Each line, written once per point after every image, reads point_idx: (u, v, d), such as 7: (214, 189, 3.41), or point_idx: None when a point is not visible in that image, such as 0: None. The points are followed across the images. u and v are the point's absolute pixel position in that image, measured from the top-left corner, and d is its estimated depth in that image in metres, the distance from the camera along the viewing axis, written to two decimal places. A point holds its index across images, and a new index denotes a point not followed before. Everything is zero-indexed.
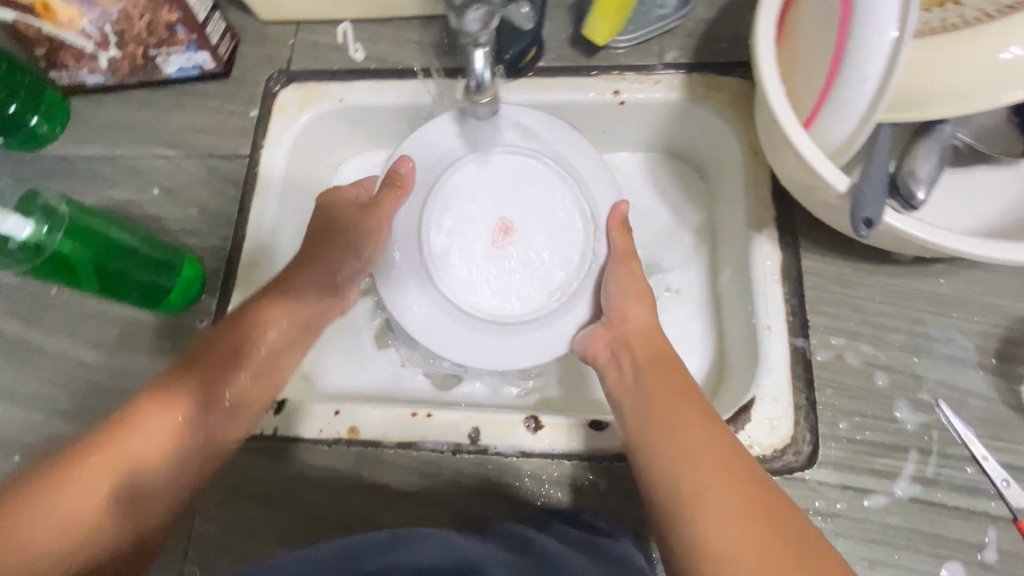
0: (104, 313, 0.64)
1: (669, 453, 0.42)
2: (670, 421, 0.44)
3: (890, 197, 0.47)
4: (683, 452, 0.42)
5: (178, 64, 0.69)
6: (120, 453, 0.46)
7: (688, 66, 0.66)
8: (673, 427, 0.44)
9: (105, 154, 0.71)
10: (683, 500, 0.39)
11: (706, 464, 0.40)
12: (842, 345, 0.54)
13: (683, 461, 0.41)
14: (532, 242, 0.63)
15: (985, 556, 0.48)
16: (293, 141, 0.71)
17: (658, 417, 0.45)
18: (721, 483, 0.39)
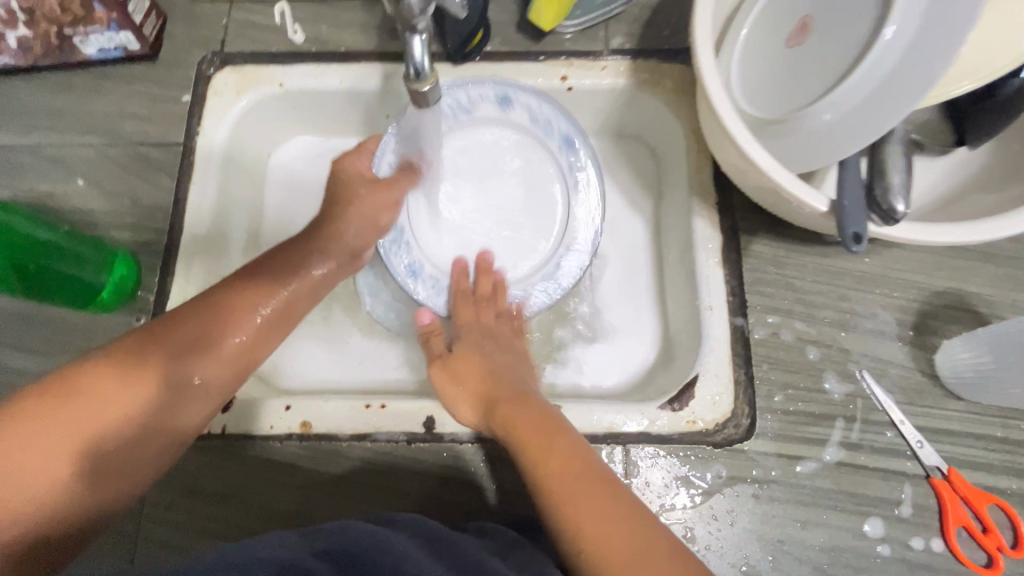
0: (31, 314, 0.60)
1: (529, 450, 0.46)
2: (535, 422, 0.48)
3: (870, 212, 0.46)
4: (551, 446, 0.45)
5: (98, 44, 0.64)
6: (73, 433, 0.42)
7: (632, 51, 0.67)
8: (538, 425, 0.48)
9: (21, 141, 0.66)
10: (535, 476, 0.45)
11: (568, 453, 0.44)
12: (778, 323, 0.57)
13: (563, 453, 0.45)
14: (827, 48, 0.49)
15: (902, 511, 0.52)
16: (229, 125, 0.67)
17: (517, 424, 0.49)
18: (583, 466, 0.43)
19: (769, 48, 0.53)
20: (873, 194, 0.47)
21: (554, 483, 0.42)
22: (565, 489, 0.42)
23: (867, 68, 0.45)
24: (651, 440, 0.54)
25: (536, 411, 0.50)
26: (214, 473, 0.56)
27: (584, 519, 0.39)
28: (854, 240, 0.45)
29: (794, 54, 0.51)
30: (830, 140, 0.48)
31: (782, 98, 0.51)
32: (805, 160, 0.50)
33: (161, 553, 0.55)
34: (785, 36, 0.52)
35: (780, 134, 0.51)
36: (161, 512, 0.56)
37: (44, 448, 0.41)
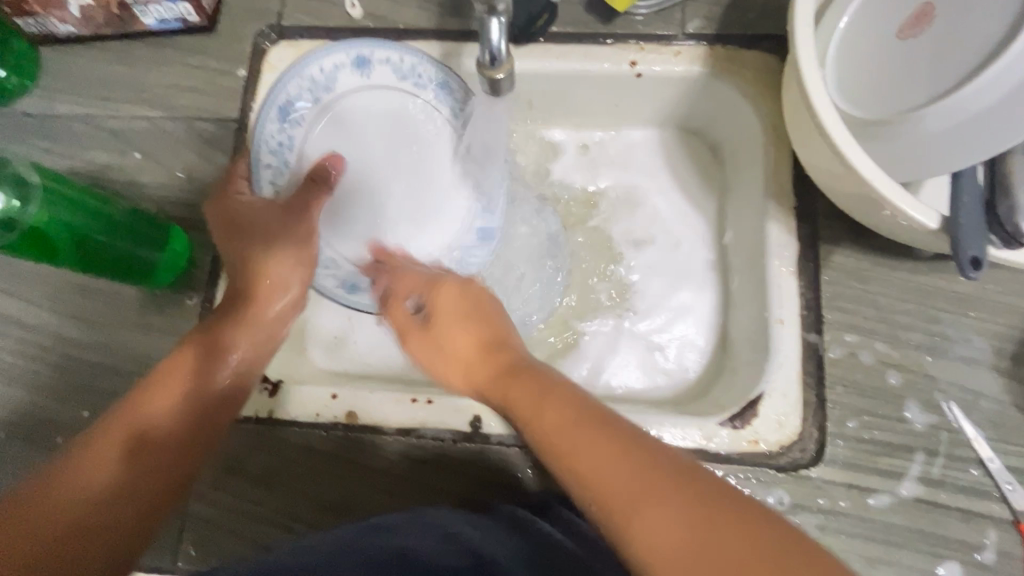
0: (87, 287, 0.61)
1: (567, 457, 0.38)
2: (552, 429, 0.39)
3: (990, 232, 0.43)
4: (582, 441, 0.37)
5: (157, 15, 0.63)
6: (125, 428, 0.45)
7: (710, 37, 0.62)
8: (550, 428, 0.40)
9: (80, 112, 0.66)
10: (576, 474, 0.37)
11: (614, 443, 0.36)
12: (856, 342, 0.53)
13: (594, 450, 0.37)
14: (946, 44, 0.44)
15: (983, 556, 0.48)
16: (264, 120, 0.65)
17: (537, 427, 0.41)
18: (624, 464, 0.35)
19: (875, 40, 0.47)
20: (994, 211, 0.43)
21: (602, 491, 0.35)
22: (614, 496, 0.34)
23: (998, 72, 0.41)
24: (710, 459, 0.51)
25: (547, 408, 0.41)
26: (259, 457, 0.56)
27: (643, 528, 0.33)
28: (970, 266, 0.41)
29: (904, 49, 0.46)
30: (939, 149, 0.44)
31: (886, 96, 0.46)
32: (902, 169, 0.47)
33: (206, 531, 0.55)
34: (895, 28, 0.46)
35: (882, 137, 0.46)
36: (207, 492, 0.56)
37: (108, 444, 0.44)
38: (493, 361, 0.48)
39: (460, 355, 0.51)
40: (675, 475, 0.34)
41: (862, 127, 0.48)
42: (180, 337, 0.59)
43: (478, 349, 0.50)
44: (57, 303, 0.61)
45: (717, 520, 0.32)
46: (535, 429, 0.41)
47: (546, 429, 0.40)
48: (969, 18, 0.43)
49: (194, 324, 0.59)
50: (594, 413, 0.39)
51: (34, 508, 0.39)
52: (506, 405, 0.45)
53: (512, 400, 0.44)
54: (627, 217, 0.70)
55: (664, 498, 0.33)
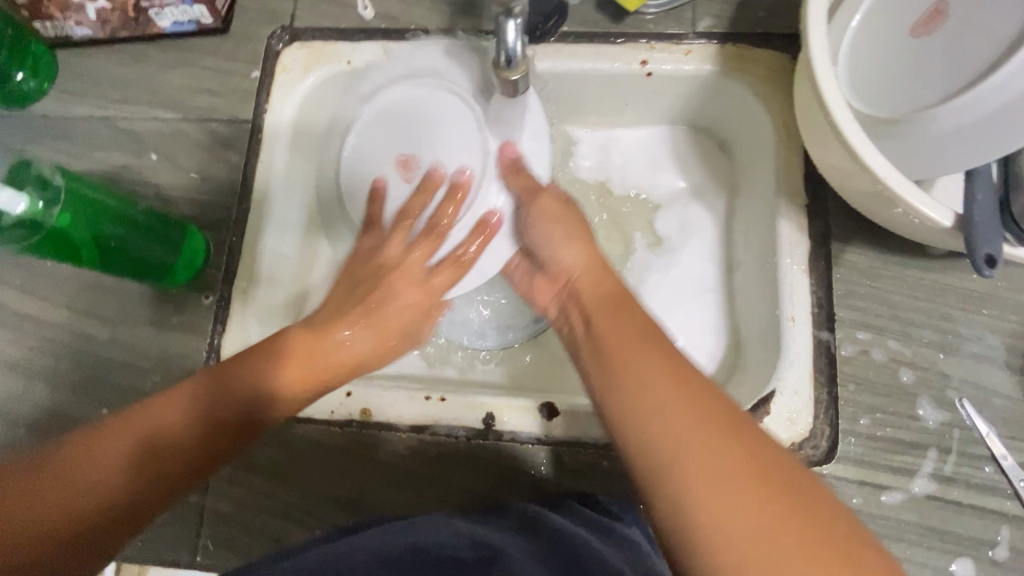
0: (105, 286, 0.62)
1: (643, 420, 0.36)
2: (636, 390, 0.38)
3: (1004, 230, 0.43)
4: (653, 408, 0.36)
5: (172, 17, 0.64)
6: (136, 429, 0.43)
7: (721, 35, 0.62)
8: (643, 382, 0.38)
9: (97, 114, 0.67)
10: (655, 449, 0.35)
11: (687, 416, 0.35)
12: (869, 340, 0.53)
13: (664, 424, 0.35)
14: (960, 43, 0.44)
15: (996, 553, 0.48)
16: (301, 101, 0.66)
17: (627, 383, 0.39)
18: (696, 437, 0.34)
19: (887, 37, 0.47)
20: (1010, 210, 0.43)
21: (669, 457, 0.34)
22: (682, 464, 0.33)
23: (1014, 70, 0.41)
24: None
25: (639, 366, 0.39)
26: (275, 453, 0.57)
27: (712, 496, 0.32)
28: (987, 264, 0.41)
29: (917, 48, 0.46)
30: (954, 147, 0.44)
31: (899, 95, 0.46)
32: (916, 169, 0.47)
33: (224, 527, 0.56)
34: (908, 25, 0.46)
35: (895, 135, 0.46)
36: (224, 489, 0.57)
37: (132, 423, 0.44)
38: (614, 295, 0.47)
39: (595, 268, 0.51)
40: (745, 450, 0.33)
41: (874, 124, 0.48)
42: (197, 336, 0.60)
43: (590, 277, 0.50)
44: (76, 302, 0.62)
45: (788, 510, 0.31)
46: (611, 384, 0.40)
47: (633, 384, 0.38)
48: (982, 16, 0.43)
49: (211, 323, 0.60)
50: (683, 377, 0.37)
51: (38, 489, 0.39)
52: (596, 359, 0.43)
53: (607, 352, 0.42)
54: (637, 216, 0.70)
55: (732, 471, 0.32)
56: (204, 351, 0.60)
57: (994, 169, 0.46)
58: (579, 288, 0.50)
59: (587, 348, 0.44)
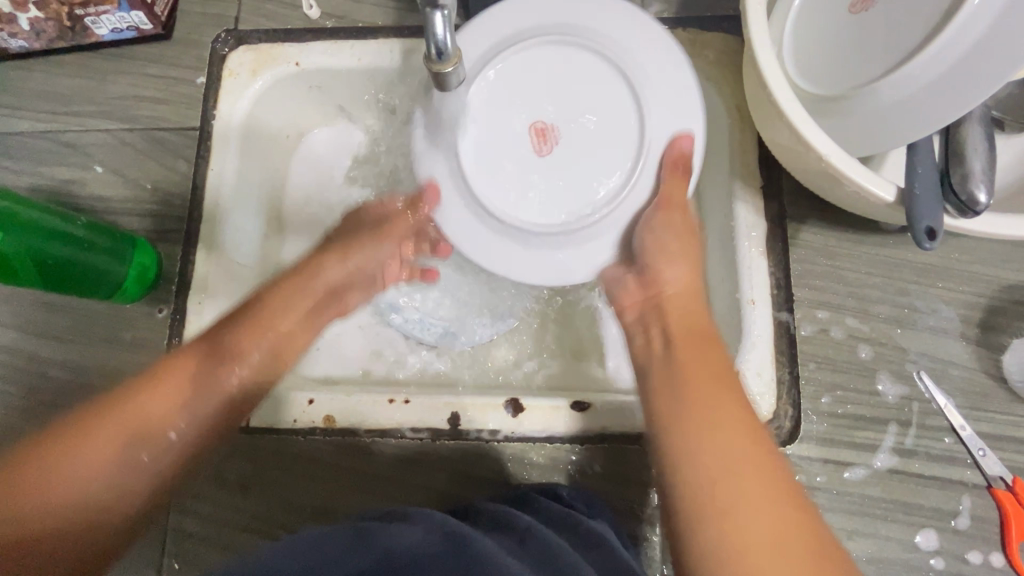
0: (56, 304, 0.60)
1: (707, 480, 0.36)
2: (716, 457, 0.37)
3: (945, 200, 0.43)
4: (724, 472, 0.36)
5: (110, 25, 0.62)
6: (134, 423, 0.42)
7: (672, 20, 0.61)
8: (721, 446, 0.37)
9: (40, 128, 0.65)
10: (711, 505, 0.35)
11: (752, 490, 0.35)
12: (828, 319, 0.53)
13: (731, 492, 0.35)
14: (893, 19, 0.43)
15: (959, 523, 0.48)
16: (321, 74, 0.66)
17: (704, 446, 0.37)
18: (758, 503, 0.35)
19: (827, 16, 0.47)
20: (948, 180, 0.43)
21: (726, 512, 0.34)
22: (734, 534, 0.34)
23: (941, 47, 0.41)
24: None
25: (717, 428, 0.38)
26: (239, 465, 0.56)
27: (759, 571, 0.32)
28: (928, 236, 0.41)
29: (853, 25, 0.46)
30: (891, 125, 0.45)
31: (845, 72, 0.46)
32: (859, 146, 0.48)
33: (189, 543, 0.55)
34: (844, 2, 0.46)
35: (837, 114, 0.47)
36: (188, 505, 0.56)
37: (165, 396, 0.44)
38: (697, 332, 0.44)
39: (694, 298, 0.48)
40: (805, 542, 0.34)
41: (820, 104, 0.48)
42: (153, 350, 0.59)
43: (673, 319, 0.46)
44: (27, 323, 0.60)
45: None
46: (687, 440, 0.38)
47: (708, 447, 0.37)
48: None
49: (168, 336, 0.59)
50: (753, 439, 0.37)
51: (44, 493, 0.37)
52: (672, 411, 0.40)
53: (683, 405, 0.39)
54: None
55: (783, 542, 0.33)
56: None
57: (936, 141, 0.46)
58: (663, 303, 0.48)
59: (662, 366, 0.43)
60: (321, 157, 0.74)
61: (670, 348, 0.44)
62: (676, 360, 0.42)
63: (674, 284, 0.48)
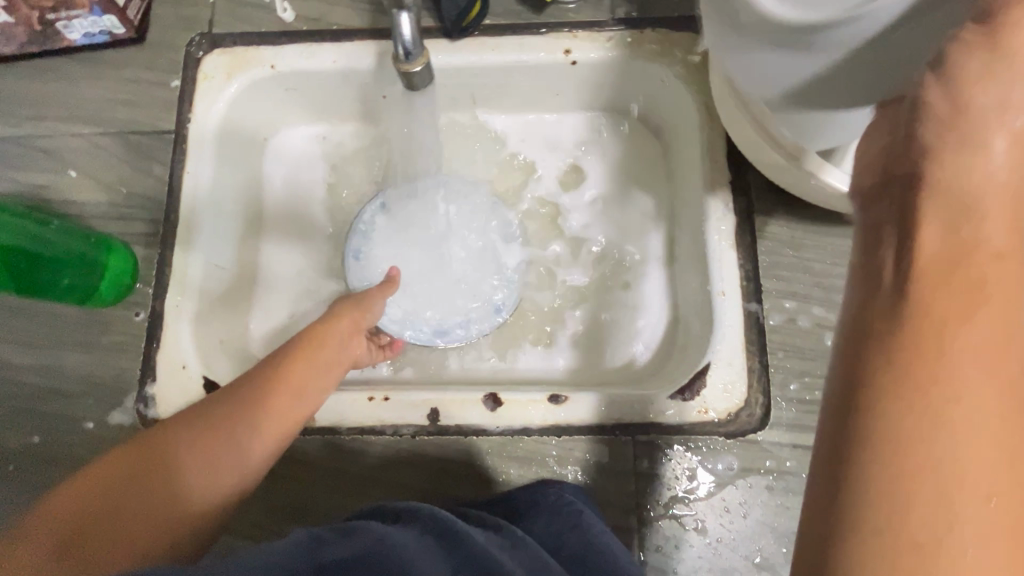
0: (29, 310, 0.60)
1: (899, 471, 0.24)
2: (934, 433, 0.24)
3: None
4: (936, 462, 0.24)
5: (82, 29, 0.62)
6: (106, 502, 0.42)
7: (640, 21, 0.63)
8: (956, 427, 0.24)
9: (11, 132, 0.64)
10: (909, 493, 0.24)
11: (978, 506, 0.23)
12: (795, 308, 0.55)
13: (939, 501, 0.24)
14: None
15: None
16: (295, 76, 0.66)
17: (922, 415, 0.25)
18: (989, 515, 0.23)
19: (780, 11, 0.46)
20: None
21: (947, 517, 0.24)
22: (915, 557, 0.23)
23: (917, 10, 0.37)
24: (660, 431, 0.53)
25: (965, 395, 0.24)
26: None
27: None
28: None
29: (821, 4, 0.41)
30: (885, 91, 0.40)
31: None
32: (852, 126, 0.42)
33: None
34: None
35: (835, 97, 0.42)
36: None
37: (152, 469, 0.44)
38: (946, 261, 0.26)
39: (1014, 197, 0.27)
40: None
41: None
42: (129, 355, 0.58)
43: (944, 233, 0.27)
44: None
45: None
46: (885, 401, 0.25)
47: (941, 412, 0.24)
48: None
49: (144, 339, 0.58)
50: (1013, 410, 0.24)
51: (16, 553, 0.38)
52: (885, 356, 0.26)
53: (905, 342, 0.26)
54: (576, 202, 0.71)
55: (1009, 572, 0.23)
56: (138, 369, 0.58)
57: None
58: (961, 197, 0.27)
59: (929, 270, 0.26)
60: (298, 158, 0.74)
61: (947, 252, 0.26)
62: (914, 277, 0.26)
63: (987, 208, 0.27)
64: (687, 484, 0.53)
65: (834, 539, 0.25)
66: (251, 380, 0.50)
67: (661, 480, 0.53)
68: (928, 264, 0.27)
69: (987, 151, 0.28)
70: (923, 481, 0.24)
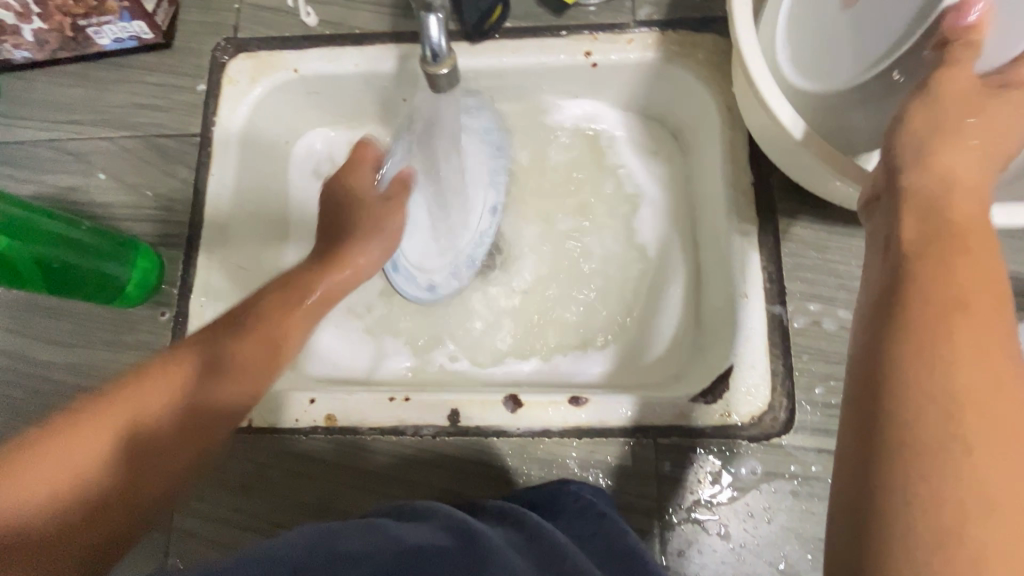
0: (59, 310, 0.61)
1: (937, 422, 0.25)
2: (932, 375, 0.26)
3: None
4: (973, 412, 0.25)
5: (112, 35, 0.64)
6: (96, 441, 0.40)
7: (661, 22, 0.63)
8: (951, 364, 0.26)
9: (42, 136, 0.66)
10: (921, 424, 0.26)
11: (976, 441, 0.25)
12: (820, 311, 0.54)
13: (947, 441, 0.25)
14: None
15: None
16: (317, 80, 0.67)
17: (924, 361, 0.27)
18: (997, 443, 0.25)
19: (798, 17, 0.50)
20: None
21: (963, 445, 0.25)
22: (982, 510, 0.24)
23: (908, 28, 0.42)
24: (682, 434, 0.53)
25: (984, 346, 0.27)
26: (244, 463, 0.57)
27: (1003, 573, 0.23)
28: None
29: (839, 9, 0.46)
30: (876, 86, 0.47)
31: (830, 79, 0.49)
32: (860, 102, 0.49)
33: (196, 541, 0.56)
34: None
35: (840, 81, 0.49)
36: (193, 504, 0.56)
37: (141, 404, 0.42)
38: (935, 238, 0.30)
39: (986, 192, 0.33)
40: None
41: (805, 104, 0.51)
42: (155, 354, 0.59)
43: (920, 220, 0.32)
44: (30, 328, 0.61)
45: None
46: (909, 362, 0.27)
47: (943, 350, 0.27)
48: None
49: (170, 339, 0.59)
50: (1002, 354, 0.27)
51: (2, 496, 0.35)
52: (905, 323, 0.28)
53: (902, 312, 0.28)
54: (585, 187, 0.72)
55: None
56: None
57: None
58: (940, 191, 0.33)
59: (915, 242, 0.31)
60: (319, 161, 0.75)
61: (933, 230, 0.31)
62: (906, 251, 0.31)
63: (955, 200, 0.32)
64: (710, 488, 0.52)
65: (888, 505, 0.25)
66: (218, 341, 0.46)
67: (683, 484, 0.52)
68: (914, 237, 0.31)
69: (953, 160, 0.34)
70: (932, 414, 0.26)
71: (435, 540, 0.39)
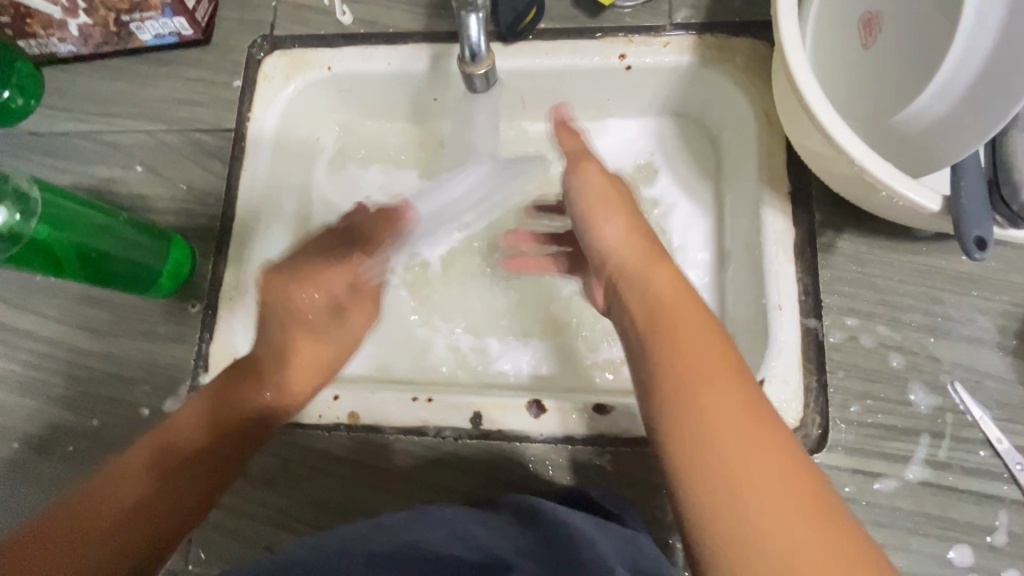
0: (93, 298, 0.62)
1: (697, 438, 0.35)
2: (689, 397, 0.36)
3: (994, 212, 0.42)
4: (714, 424, 0.35)
5: (153, 30, 0.65)
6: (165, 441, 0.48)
7: (699, 26, 0.61)
8: (693, 388, 0.36)
9: (83, 128, 0.68)
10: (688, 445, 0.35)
11: (710, 448, 0.34)
12: (857, 326, 0.52)
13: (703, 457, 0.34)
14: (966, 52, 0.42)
15: (995, 539, 0.47)
16: (347, 78, 0.67)
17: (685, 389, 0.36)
18: (738, 432, 0.34)
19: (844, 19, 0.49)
20: (998, 192, 0.42)
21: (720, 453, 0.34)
22: (745, 487, 0.33)
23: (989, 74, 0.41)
24: None
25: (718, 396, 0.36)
26: (267, 458, 0.57)
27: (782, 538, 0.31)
28: (977, 246, 0.40)
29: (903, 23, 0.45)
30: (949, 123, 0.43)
31: (883, 86, 0.47)
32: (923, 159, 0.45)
33: (218, 533, 0.56)
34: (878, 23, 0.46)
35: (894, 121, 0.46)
36: None
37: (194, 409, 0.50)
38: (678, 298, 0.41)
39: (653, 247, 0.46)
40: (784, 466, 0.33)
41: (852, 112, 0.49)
42: (184, 344, 0.60)
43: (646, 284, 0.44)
44: (65, 315, 0.62)
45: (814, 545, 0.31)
46: (675, 391, 0.37)
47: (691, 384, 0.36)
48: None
49: (199, 330, 0.60)
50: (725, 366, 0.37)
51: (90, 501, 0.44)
52: (673, 410, 0.36)
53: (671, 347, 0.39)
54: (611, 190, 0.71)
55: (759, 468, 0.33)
56: (192, 359, 0.60)
57: (981, 152, 0.44)
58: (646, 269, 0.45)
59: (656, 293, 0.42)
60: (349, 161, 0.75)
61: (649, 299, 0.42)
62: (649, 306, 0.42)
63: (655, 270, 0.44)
64: None
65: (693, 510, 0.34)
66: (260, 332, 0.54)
67: None
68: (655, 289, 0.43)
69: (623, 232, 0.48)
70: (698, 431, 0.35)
71: (456, 551, 0.39)
